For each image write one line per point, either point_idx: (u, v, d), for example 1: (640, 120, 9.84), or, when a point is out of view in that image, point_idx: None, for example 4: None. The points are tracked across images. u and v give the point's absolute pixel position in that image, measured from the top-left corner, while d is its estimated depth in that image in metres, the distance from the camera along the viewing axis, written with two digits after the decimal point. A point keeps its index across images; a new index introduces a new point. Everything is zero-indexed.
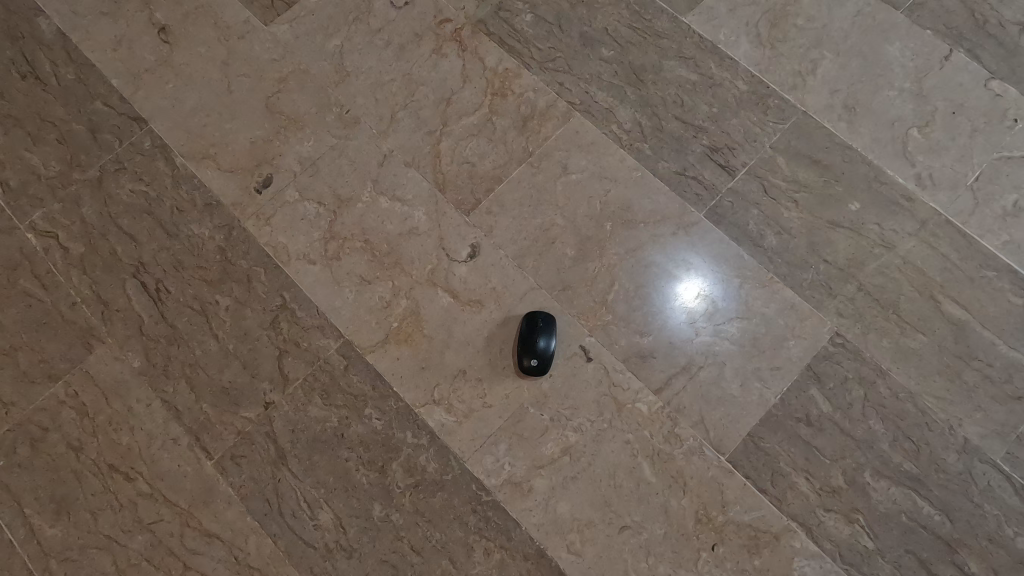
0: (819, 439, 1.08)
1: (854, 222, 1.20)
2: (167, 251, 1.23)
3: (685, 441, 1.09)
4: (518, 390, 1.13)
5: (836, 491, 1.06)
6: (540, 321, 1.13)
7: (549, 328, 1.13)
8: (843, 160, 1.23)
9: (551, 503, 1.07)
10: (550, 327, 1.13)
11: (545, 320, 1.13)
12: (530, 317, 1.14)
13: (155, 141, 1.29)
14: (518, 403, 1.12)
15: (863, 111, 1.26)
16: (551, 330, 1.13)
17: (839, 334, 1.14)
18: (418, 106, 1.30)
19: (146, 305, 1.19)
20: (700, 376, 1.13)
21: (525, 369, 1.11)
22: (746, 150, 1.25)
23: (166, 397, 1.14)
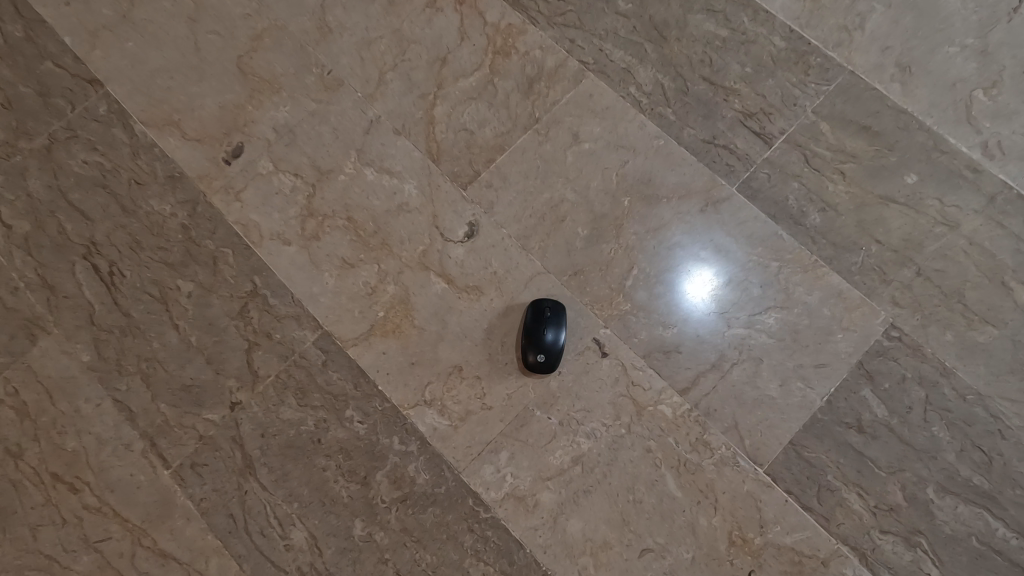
0: (874, 449, 0.93)
1: (910, 197, 1.04)
2: (123, 230, 1.08)
3: (715, 450, 0.94)
4: (521, 390, 0.98)
5: (894, 510, 0.91)
6: (548, 310, 0.98)
7: (558, 317, 0.98)
8: (897, 127, 1.07)
9: (560, 522, 0.93)
10: (559, 316, 0.98)
11: (553, 309, 0.98)
12: (535, 305, 0.98)
13: (111, 105, 1.14)
14: (523, 405, 0.97)
15: (919, 71, 1.10)
16: (561, 320, 0.98)
17: (894, 327, 0.98)
18: (409, 67, 1.15)
19: (98, 292, 1.05)
20: (732, 375, 0.97)
21: (531, 367, 0.96)
22: (784, 116, 1.09)
23: (119, 396, 1.00)
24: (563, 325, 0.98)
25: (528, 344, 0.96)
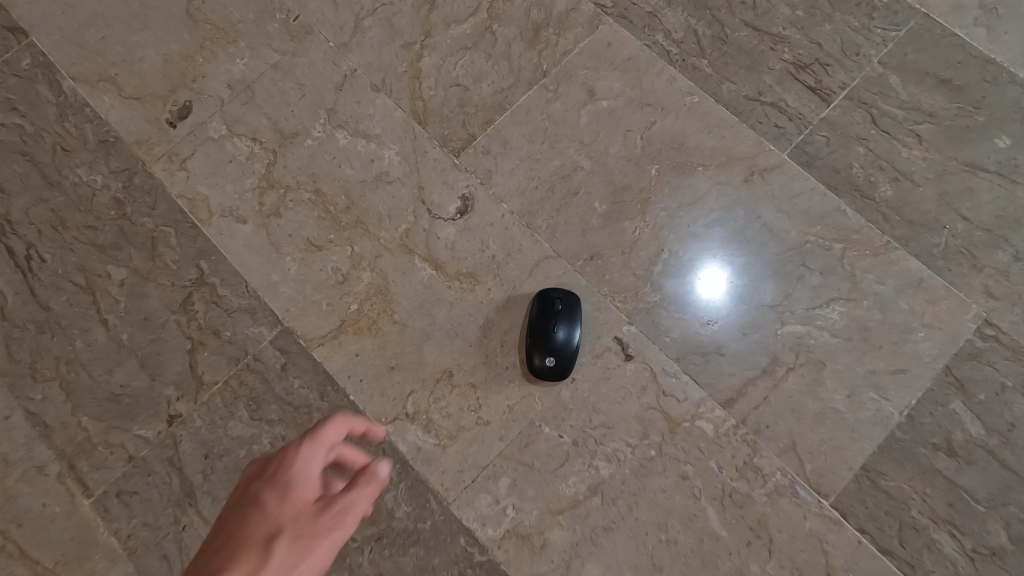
0: (968, 477, 0.74)
1: (1003, 164, 0.85)
2: (45, 205, 0.89)
3: (768, 477, 0.75)
4: (525, 402, 0.79)
5: (996, 555, 0.72)
6: (558, 302, 0.79)
7: (572, 311, 0.79)
8: (983, 80, 0.88)
9: (574, 566, 0.74)
10: (573, 309, 0.79)
11: (566, 301, 0.79)
12: (543, 296, 0.80)
13: (35, 58, 0.96)
14: (527, 420, 0.78)
15: (1008, 12, 0.90)
16: (574, 314, 0.79)
17: (988, 324, 0.79)
18: (391, 11, 0.96)
19: (12, 279, 0.86)
20: (788, 383, 0.78)
21: (537, 372, 0.77)
22: (844, 68, 0.90)
23: (32, 407, 0.81)
24: (577, 320, 0.79)
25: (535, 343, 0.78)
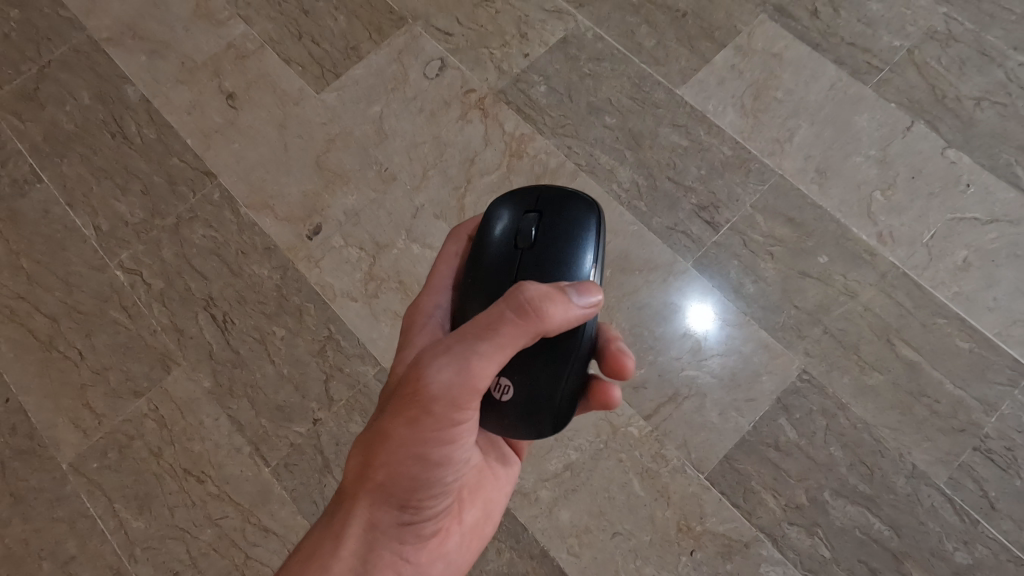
0: (787, 462, 1.26)
1: (823, 272, 1.37)
2: (232, 287, 1.45)
3: (670, 461, 1.27)
4: (500, 378, 0.82)
5: (800, 507, 1.23)
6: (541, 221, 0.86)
7: (567, 214, 0.86)
8: (814, 218, 1.42)
9: (554, 511, 1.26)
10: (581, 217, 0.86)
11: (551, 199, 0.88)
12: (508, 197, 0.92)
13: (222, 192, 1.53)
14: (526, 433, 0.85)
15: (833, 174, 1.45)
16: (582, 225, 0.85)
17: (805, 372, 1.31)
18: (446, 165, 1.52)
19: (215, 334, 1.42)
20: (685, 406, 1.30)
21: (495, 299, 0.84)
22: (729, 208, 1.44)
23: (231, 412, 1.36)
24: (591, 238, 0.85)
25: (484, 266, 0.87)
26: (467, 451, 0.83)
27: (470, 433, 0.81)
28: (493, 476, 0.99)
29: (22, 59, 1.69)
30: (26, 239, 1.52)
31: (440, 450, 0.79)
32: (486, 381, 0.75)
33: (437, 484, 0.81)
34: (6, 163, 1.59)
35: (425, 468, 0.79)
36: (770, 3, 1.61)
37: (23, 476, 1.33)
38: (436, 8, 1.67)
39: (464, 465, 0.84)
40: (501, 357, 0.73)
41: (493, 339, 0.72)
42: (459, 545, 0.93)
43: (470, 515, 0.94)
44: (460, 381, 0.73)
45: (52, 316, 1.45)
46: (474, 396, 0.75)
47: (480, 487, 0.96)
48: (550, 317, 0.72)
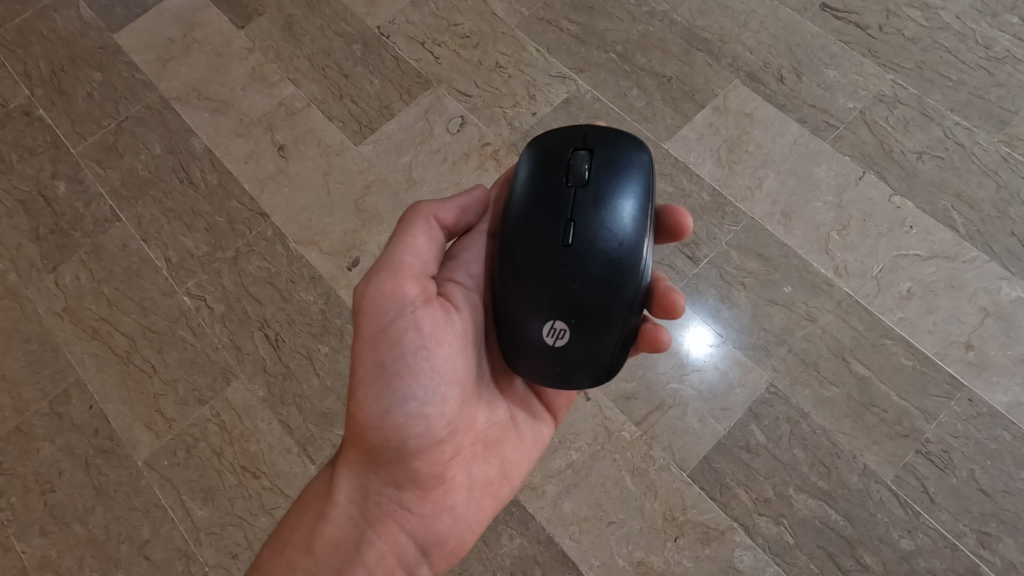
0: (756, 462, 1.48)
1: (787, 300, 1.61)
2: (283, 311, 1.70)
3: (657, 460, 1.49)
4: (556, 324, 0.91)
5: (767, 501, 1.45)
6: (592, 167, 0.94)
7: (616, 152, 0.95)
8: (780, 254, 1.66)
9: (558, 503, 1.48)
10: (629, 155, 0.96)
11: (600, 137, 0.97)
12: (555, 137, 0.98)
13: (274, 230, 1.79)
14: (569, 377, 0.95)
15: (796, 217, 1.70)
16: (631, 163, 0.96)
17: (772, 385, 1.54)
18: None
19: (268, 351, 1.66)
20: (669, 414, 1.53)
21: (552, 239, 0.91)
22: (707, 245, 1.68)
23: (282, 418, 1.59)
24: (635, 185, 0.94)
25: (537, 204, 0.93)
26: (434, 377, 0.94)
27: (428, 353, 0.94)
28: (517, 436, 1.08)
29: (104, 115, 1.98)
30: (107, 269, 1.78)
31: (396, 361, 0.93)
32: (410, 276, 0.94)
33: (404, 408, 0.93)
34: (89, 204, 1.86)
35: (388, 386, 0.94)
36: (742, 70, 1.88)
37: (104, 472, 1.57)
38: (458, 72, 1.95)
39: (439, 397, 0.95)
40: (413, 248, 0.96)
41: (404, 233, 0.97)
42: (472, 502, 1.02)
43: (485, 472, 1.03)
44: (386, 279, 0.94)
45: (129, 335, 1.70)
46: (402, 297, 0.93)
47: (499, 445, 1.05)
48: (428, 204, 1.01)
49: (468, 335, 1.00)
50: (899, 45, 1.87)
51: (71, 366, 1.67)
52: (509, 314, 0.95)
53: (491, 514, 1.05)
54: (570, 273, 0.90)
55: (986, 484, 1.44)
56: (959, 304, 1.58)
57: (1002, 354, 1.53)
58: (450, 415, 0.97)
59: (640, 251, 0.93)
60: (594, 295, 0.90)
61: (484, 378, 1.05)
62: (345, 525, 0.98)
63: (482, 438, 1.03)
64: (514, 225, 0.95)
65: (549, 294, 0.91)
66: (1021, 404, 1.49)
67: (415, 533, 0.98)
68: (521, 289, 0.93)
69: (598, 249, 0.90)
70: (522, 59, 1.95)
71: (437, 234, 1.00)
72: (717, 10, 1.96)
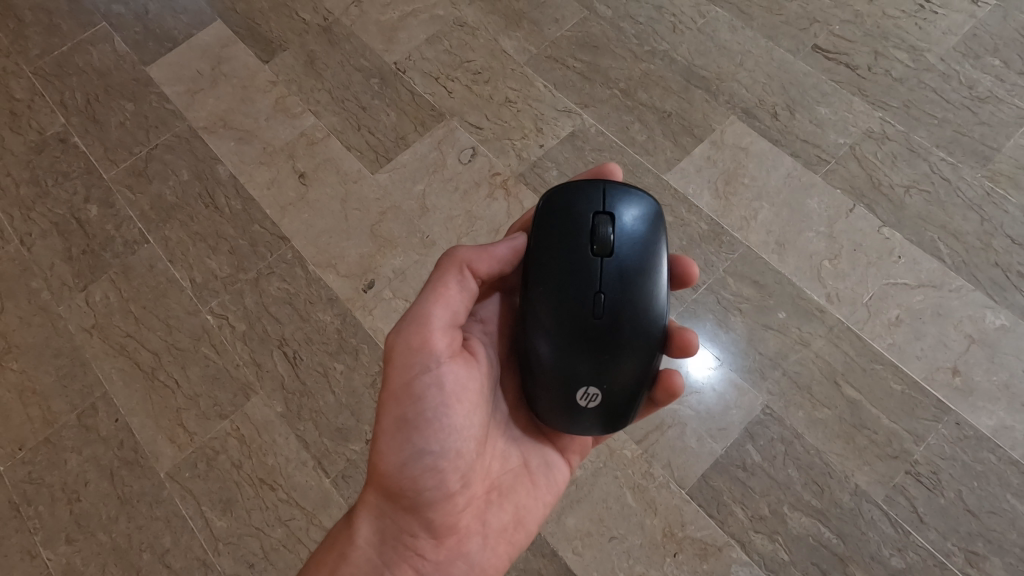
0: (752, 480, 1.55)
1: (781, 325, 1.69)
2: (301, 330, 1.79)
3: (657, 477, 1.56)
4: (589, 387, 1.00)
5: (763, 518, 1.52)
6: (612, 231, 1.01)
7: (633, 214, 1.04)
8: (775, 281, 1.74)
9: (561, 518, 1.54)
10: (643, 214, 1.05)
11: (616, 198, 1.04)
12: (575, 194, 1.05)
13: (294, 253, 1.89)
14: (592, 430, 1.05)
15: (790, 246, 1.79)
16: (646, 224, 1.04)
17: (767, 407, 1.61)
18: (476, 234, 1.88)
19: (286, 368, 1.74)
20: (669, 433, 1.60)
21: (583, 305, 0.99)
22: (705, 272, 1.77)
23: (299, 432, 1.67)
24: (651, 250, 1.03)
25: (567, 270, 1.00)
26: (453, 431, 1.02)
27: (447, 408, 1.01)
28: (531, 483, 1.14)
29: (135, 143, 2.10)
30: (135, 289, 1.87)
31: (416, 414, 1.01)
32: (437, 332, 1.01)
33: (422, 460, 1.01)
34: (120, 226, 1.97)
35: (408, 439, 1.01)
36: (739, 106, 1.99)
37: (128, 482, 1.64)
38: (469, 106, 2.07)
39: (455, 450, 1.02)
40: (443, 303, 1.02)
41: (433, 289, 1.04)
42: (486, 548, 1.08)
43: (499, 520, 1.09)
44: (413, 336, 1.01)
45: (154, 351, 1.79)
46: (426, 354, 1.01)
47: (513, 493, 1.11)
48: (468, 256, 1.06)
49: (484, 388, 1.08)
50: (886, 85, 1.98)
51: (98, 380, 1.76)
52: (530, 370, 1.03)
53: (505, 560, 1.10)
54: (602, 338, 0.98)
55: (973, 504, 1.50)
56: (945, 331, 1.66)
57: (988, 379, 1.60)
58: (464, 467, 1.04)
59: (660, 311, 1.03)
60: (623, 358, 0.99)
61: (498, 427, 1.12)
62: (363, 568, 1.04)
63: (496, 487, 1.10)
64: (543, 288, 1.01)
65: (582, 357, 0.99)
66: (1006, 427, 1.56)
67: None
68: (548, 350, 1.00)
69: (620, 313, 0.99)
70: (530, 93, 2.07)
71: (472, 287, 1.06)
72: (715, 49, 2.08)
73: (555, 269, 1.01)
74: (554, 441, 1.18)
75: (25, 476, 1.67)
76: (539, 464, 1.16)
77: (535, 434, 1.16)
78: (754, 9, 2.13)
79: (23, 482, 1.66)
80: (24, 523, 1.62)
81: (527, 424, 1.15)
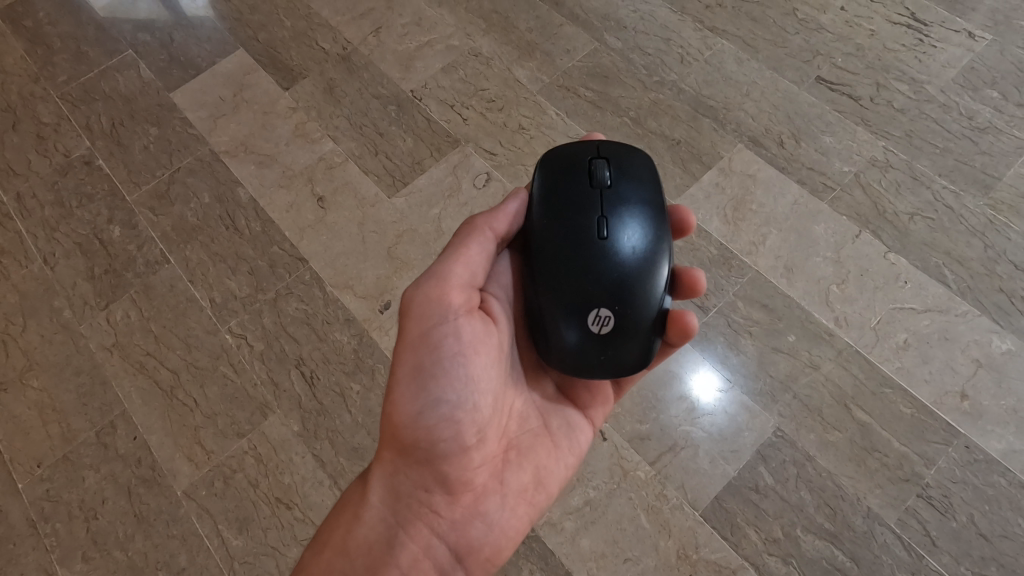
0: (765, 502, 1.56)
1: (791, 348, 1.72)
2: (319, 350, 1.82)
3: (671, 499, 1.57)
4: (601, 309, 1.00)
5: (776, 540, 1.53)
6: (610, 176, 1.07)
7: (628, 162, 1.11)
8: (784, 305, 1.78)
9: (576, 539, 1.55)
10: (638, 166, 1.12)
11: (611, 149, 1.12)
12: (573, 150, 1.12)
13: (312, 274, 1.93)
14: (600, 373, 1.05)
15: (798, 271, 1.83)
16: (640, 172, 1.11)
17: (779, 429, 1.63)
18: None
19: (303, 388, 1.77)
20: (682, 455, 1.62)
21: (589, 240, 1.02)
22: (715, 295, 1.80)
23: (316, 452, 1.69)
24: (648, 193, 1.09)
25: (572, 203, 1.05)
26: (469, 383, 1.03)
27: (464, 359, 1.03)
28: (549, 445, 1.16)
29: (158, 166, 2.15)
30: (156, 308, 1.91)
31: (432, 366, 1.02)
32: (456, 287, 1.04)
33: (437, 411, 1.01)
34: (142, 247, 2.01)
35: (424, 389, 1.01)
36: (745, 135, 2.06)
37: (146, 500, 1.66)
38: (484, 133, 2.13)
39: (472, 402, 1.03)
40: (463, 260, 1.05)
41: (454, 248, 1.07)
42: (506, 508, 1.09)
43: (519, 479, 1.11)
44: (432, 289, 1.03)
45: (174, 370, 1.82)
46: (445, 307, 1.02)
47: (531, 454, 1.14)
48: (485, 217, 1.10)
49: (501, 348, 1.10)
50: (888, 115, 2.04)
51: (118, 398, 1.78)
52: (541, 319, 1.05)
53: (525, 522, 1.11)
54: (609, 264, 1.01)
55: (985, 528, 1.51)
56: (952, 355, 1.69)
57: (996, 403, 1.62)
58: (481, 422, 1.04)
59: (664, 249, 1.06)
60: (632, 292, 1.01)
61: (514, 390, 1.15)
62: (378, 528, 1.04)
63: (513, 445, 1.12)
64: (550, 230, 1.05)
65: (593, 286, 1.01)
66: (1015, 451, 1.58)
67: (447, 536, 1.05)
68: (558, 290, 1.02)
69: (624, 247, 1.02)
70: (543, 121, 2.13)
71: (489, 243, 1.09)
72: (722, 80, 2.15)
73: (561, 204, 1.06)
74: (571, 406, 1.21)
75: (42, 493, 1.68)
76: (559, 427, 1.18)
77: (552, 399, 1.20)
78: (759, 42, 2.21)
79: (40, 499, 1.67)
80: (41, 540, 1.63)
81: (545, 390, 1.19)
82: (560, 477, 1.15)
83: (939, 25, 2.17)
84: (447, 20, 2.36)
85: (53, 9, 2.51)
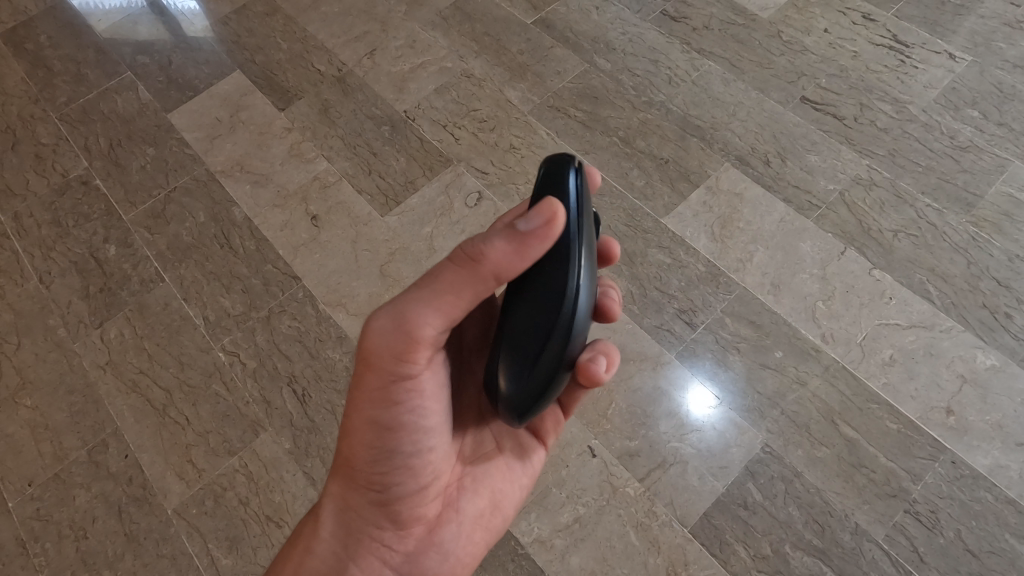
0: (754, 519, 1.57)
1: (778, 364, 1.74)
2: (311, 367, 1.83)
3: (660, 516, 1.58)
4: None
5: (765, 557, 1.53)
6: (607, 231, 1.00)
7: None
8: (770, 321, 1.80)
9: (566, 557, 1.55)
10: None
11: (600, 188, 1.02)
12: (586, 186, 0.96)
13: (305, 292, 1.95)
14: None
15: (785, 287, 1.85)
16: None
17: (767, 445, 1.64)
18: None
19: (295, 405, 1.78)
20: (671, 471, 1.62)
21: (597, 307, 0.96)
22: (703, 312, 1.83)
23: (307, 470, 1.70)
24: None
25: (568, 259, 0.88)
26: (424, 430, 1.01)
27: (422, 408, 0.99)
28: (506, 469, 1.16)
29: (155, 185, 2.19)
30: (150, 327, 1.93)
31: (388, 418, 0.98)
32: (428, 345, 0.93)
33: (391, 457, 1.01)
34: (137, 265, 2.04)
35: (379, 438, 1.00)
36: (732, 154, 2.09)
37: (136, 519, 1.66)
38: (476, 152, 2.17)
39: (426, 448, 1.03)
40: (447, 316, 0.90)
41: (441, 297, 0.88)
42: (461, 536, 1.10)
43: (473, 505, 1.12)
44: (398, 346, 0.92)
45: (166, 388, 1.83)
46: (411, 364, 0.95)
47: (485, 479, 1.14)
48: (499, 259, 0.84)
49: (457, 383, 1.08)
50: (872, 134, 2.09)
51: (110, 417, 1.79)
52: None
53: (481, 546, 1.13)
54: None
55: (973, 545, 1.52)
56: (938, 371, 1.70)
57: (981, 419, 1.64)
58: (434, 460, 1.05)
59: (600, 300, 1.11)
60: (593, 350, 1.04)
61: (470, 417, 1.14)
62: (329, 561, 1.05)
63: (468, 474, 1.13)
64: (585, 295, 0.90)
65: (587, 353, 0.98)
66: (1001, 466, 1.59)
67: (400, 567, 1.06)
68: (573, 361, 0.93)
69: None
70: (534, 141, 2.17)
71: (486, 288, 0.88)
72: (709, 101, 2.20)
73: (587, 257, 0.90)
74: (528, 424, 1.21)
75: (33, 512, 1.68)
76: (516, 449, 1.19)
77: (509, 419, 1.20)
78: (746, 63, 2.26)
79: (30, 519, 1.68)
80: (30, 560, 1.63)
81: None
82: (515, 498, 1.17)
83: (921, 46, 2.23)
84: (440, 42, 2.41)
85: (54, 32, 2.57)
